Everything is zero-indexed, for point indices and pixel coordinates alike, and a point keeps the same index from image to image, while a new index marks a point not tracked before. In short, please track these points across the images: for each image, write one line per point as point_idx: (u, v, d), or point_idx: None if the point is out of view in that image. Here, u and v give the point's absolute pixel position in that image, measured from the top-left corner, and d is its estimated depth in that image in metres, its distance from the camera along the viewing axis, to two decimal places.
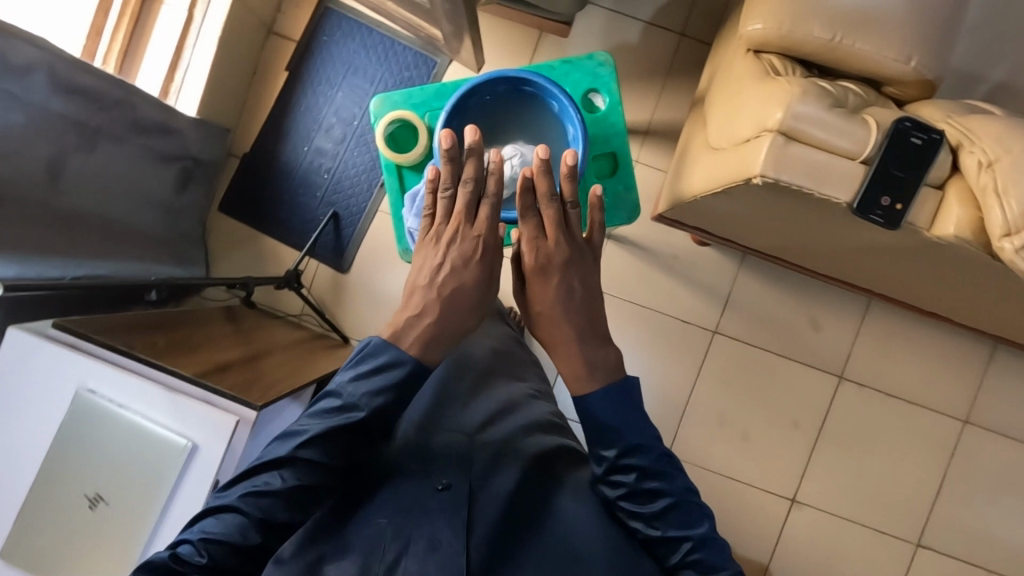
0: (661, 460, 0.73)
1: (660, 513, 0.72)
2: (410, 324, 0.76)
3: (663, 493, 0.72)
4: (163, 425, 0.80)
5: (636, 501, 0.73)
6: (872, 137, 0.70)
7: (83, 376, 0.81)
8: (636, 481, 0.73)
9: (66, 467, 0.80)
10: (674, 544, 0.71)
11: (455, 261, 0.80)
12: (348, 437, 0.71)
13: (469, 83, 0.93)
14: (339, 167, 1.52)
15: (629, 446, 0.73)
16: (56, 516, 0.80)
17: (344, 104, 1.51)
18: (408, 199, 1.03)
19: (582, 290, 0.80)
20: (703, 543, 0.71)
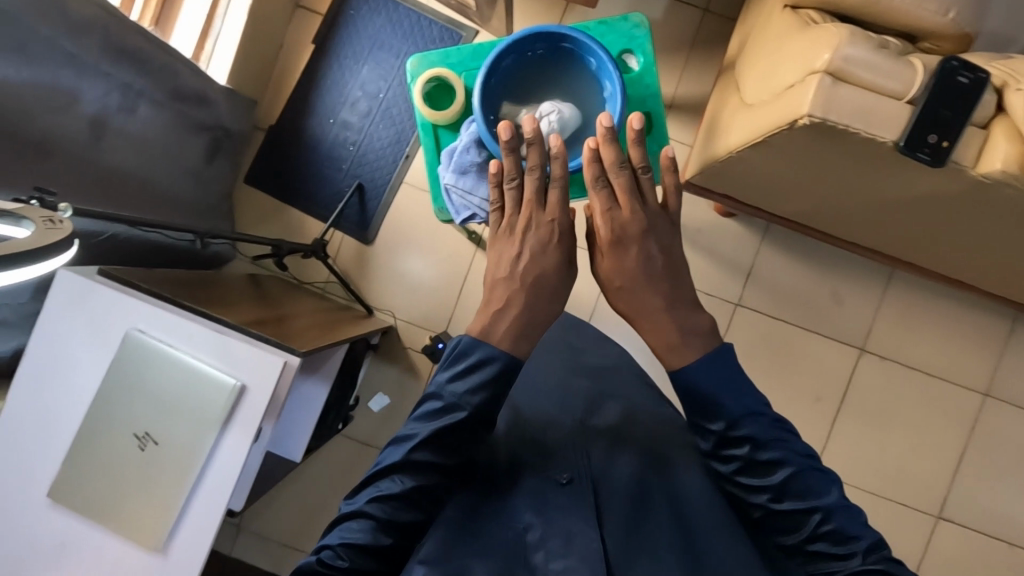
0: (775, 434, 0.75)
1: (784, 486, 0.74)
2: (495, 319, 0.80)
3: (786, 461, 0.74)
4: (211, 366, 0.81)
5: (752, 474, 0.76)
6: (919, 77, 0.72)
7: (133, 318, 0.81)
8: (751, 454, 0.75)
9: (116, 407, 0.80)
10: (804, 516, 0.74)
11: (532, 249, 0.84)
12: (456, 433, 0.77)
13: (510, 38, 0.94)
14: (365, 140, 1.53)
15: (737, 418, 0.76)
16: (108, 456, 0.81)
17: (371, 77, 1.53)
18: (445, 157, 1.04)
19: (661, 257, 0.83)
20: (834, 511, 0.72)
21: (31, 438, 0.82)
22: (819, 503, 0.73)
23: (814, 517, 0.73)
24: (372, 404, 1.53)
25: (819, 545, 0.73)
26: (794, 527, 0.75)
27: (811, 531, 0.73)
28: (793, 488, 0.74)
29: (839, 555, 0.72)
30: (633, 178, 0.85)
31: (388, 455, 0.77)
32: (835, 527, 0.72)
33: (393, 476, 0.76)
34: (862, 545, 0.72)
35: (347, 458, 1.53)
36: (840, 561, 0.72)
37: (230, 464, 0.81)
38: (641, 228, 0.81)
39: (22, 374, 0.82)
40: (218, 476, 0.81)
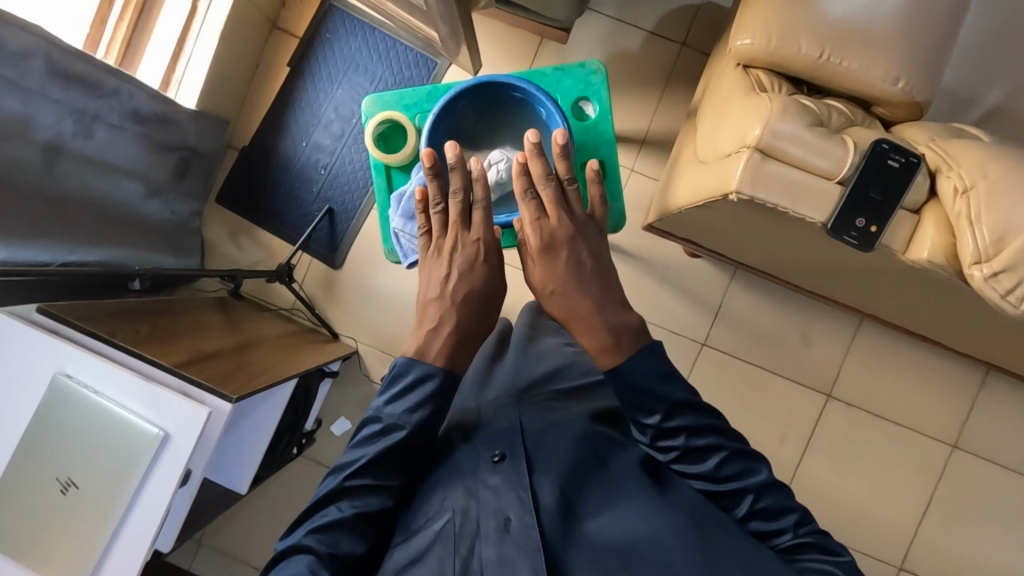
0: (707, 420, 0.75)
1: (720, 470, 0.74)
2: (429, 339, 0.80)
3: (718, 442, 0.74)
4: (137, 411, 0.82)
5: (689, 462, 0.75)
6: (849, 157, 0.70)
7: (62, 361, 0.82)
8: (686, 443, 0.75)
9: (40, 450, 0.81)
10: (738, 496, 0.74)
11: (461, 268, 0.83)
12: (396, 452, 0.77)
13: (457, 86, 0.94)
14: (336, 163, 1.53)
15: (669, 411, 0.75)
16: (30, 498, 0.81)
17: (344, 101, 1.53)
18: (395, 200, 1.04)
19: (590, 259, 0.83)
20: (766, 489, 0.73)
21: None
22: (752, 482, 0.73)
23: (749, 498, 0.73)
24: (333, 428, 1.53)
25: (756, 524, 0.74)
26: (729, 507, 0.75)
27: (746, 510, 0.74)
28: (728, 470, 0.74)
29: (775, 532, 0.73)
30: (560, 188, 0.87)
31: (327, 482, 0.76)
32: (770, 503, 0.73)
33: (332, 505, 0.75)
34: (796, 518, 0.73)
35: (309, 480, 1.52)
36: (775, 538, 0.73)
37: (152, 510, 0.81)
38: (568, 233, 0.82)
39: None
40: (139, 522, 0.81)
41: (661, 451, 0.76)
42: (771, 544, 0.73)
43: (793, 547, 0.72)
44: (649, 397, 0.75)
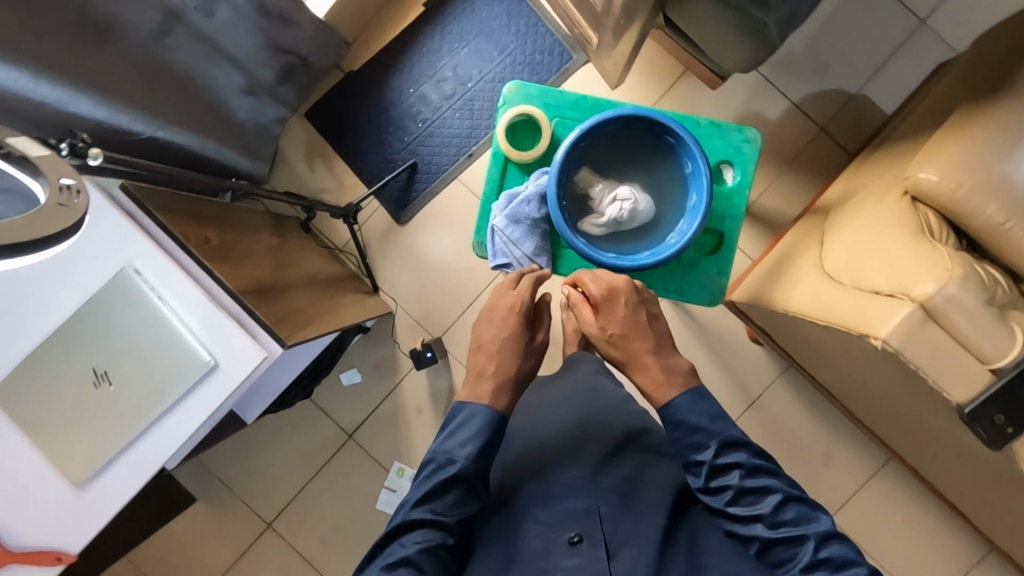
0: (758, 461, 0.74)
1: (777, 514, 0.70)
2: (475, 384, 0.82)
3: (777, 485, 0.72)
4: (193, 331, 0.77)
5: (744, 505, 0.72)
6: (1014, 350, 0.66)
7: (132, 256, 0.77)
8: (739, 480, 0.73)
9: (83, 337, 0.77)
10: (796, 546, 0.69)
11: (510, 321, 0.87)
12: (456, 485, 0.75)
13: (616, 112, 0.88)
14: (436, 121, 1.47)
15: (725, 442, 0.75)
16: (57, 380, 0.77)
17: (466, 61, 1.46)
18: (504, 198, 0.98)
19: (647, 312, 0.86)
20: (826, 541, 0.68)
21: None
22: (811, 529, 0.69)
23: (809, 548, 0.68)
24: (342, 376, 1.53)
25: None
26: (787, 563, 0.69)
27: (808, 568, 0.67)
28: (785, 515, 0.71)
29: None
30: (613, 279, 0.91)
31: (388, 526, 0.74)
32: (833, 551, 0.67)
33: (397, 544, 0.72)
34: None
35: (304, 419, 1.55)
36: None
37: (177, 432, 0.78)
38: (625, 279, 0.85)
39: None
40: (159, 440, 0.79)
41: (713, 492, 0.73)
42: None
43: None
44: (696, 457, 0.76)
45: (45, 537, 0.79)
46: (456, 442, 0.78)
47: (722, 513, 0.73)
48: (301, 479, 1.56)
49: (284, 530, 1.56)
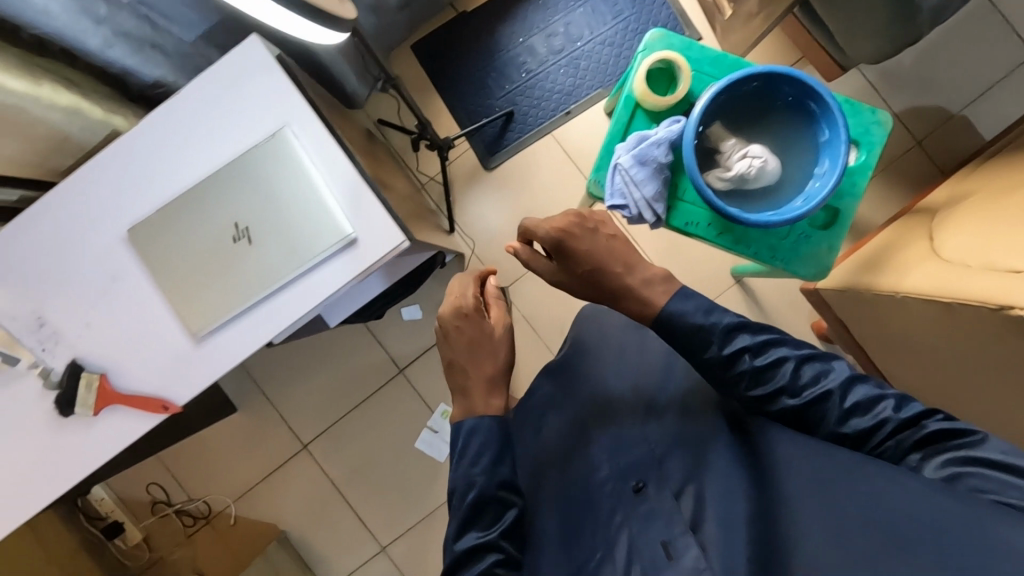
0: (746, 329, 0.74)
1: (800, 378, 0.71)
2: (461, 403, 0.86)
3: (788, 352, 0.72)
4: (335, 203, 0.77)
5: (768, 382, 0.72)
6: None
7: (290, 120, 0.77)
8: (753, 361, 0.73)
9: (230, 191, 0.77)
10: (825, 404, 0.70)
11: (460, 333, 0.89)
12: (487, 510, 0.77)
13: (768, 69, 0.90)
14: (540, 73, 1.47)
15: (729, 325, 0.75)
16: (195, 229, 0.78)
17: (580, 20, 1.47)
18: (633, 139, 0.99)
19: (603, 231, 0.87)
20: (849, 384, 0.69)
21: (133, 177, 0.79)
22: (832, 381, 0.70)
23: (839, 402, 0.68)
24: (403, 311, 1.53)
25: (857, 421, 0.67)
26: (823, 420, 0.70)
27: (848, 415, 0.68)
28: (804, 378, 0.71)
29: (893, 427, 0.66)
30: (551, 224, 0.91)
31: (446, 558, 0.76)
32: (857, 394, 0.68)
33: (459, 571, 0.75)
34: (905, 411, 0.66)
35: (356, 347, 1.55)
36: (903, 435, 0.65)
37: (303, 301, 0.78)
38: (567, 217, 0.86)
39: (160, 114, 0.79)
40: (284, 307, 0.79)
41: (738, 381, 0.73)
42: (904, 444, 0.65)
43: (935, 444, 0.64)
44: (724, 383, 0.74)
45: (155, 385, 0.80)
46: (468, 467, 0.79)
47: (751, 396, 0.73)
48: (344, 406, 1.56)
49: (319, 454, 1.56)
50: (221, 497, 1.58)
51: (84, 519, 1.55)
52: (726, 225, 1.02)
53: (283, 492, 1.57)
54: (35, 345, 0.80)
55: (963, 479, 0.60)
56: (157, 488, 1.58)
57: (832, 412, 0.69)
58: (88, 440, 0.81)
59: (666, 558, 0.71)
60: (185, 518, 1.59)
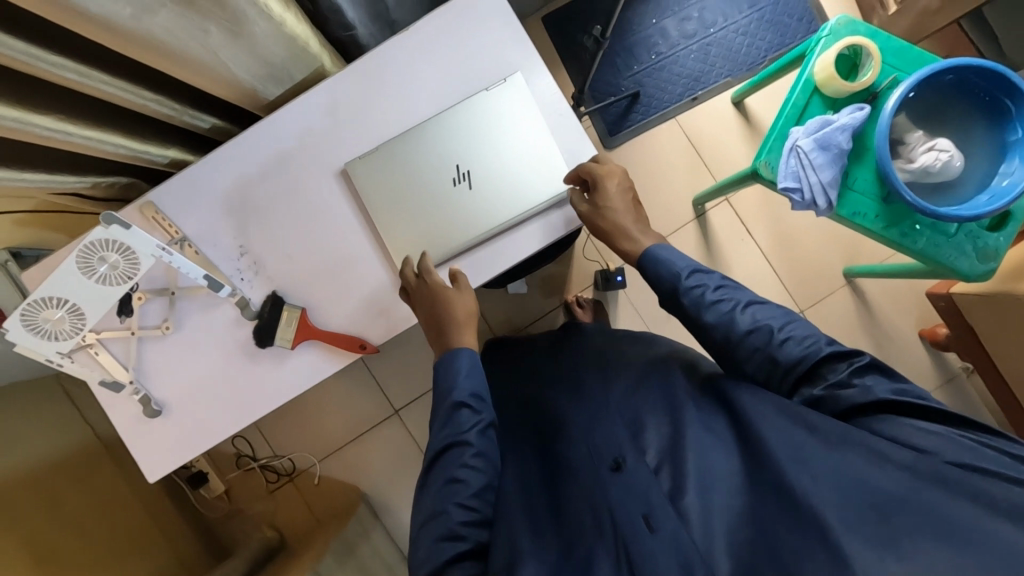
0: (707, 270, 0.74)
1: (746, 313, 0.69)
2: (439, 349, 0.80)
3: (739, 295, 0.71)
4: (560, 154, 0.76)
5: (715, 311, 0.70)
6: None
7: (519, 67, 0.76)
8: (708, 293, 0.71)
9: (454, 132, 0.76)
10: (763, 338, 0.66)
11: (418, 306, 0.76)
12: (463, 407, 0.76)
13: (970, 62, 0.89)
14: (670, 57, 1.46)
15: (691, 269, 0.74)
16: (412, 169, 0.77)
17: (714, 7, 1.46)
18: (813, 124, 0.98)
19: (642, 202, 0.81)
20: (790, 324, 0.67)
21: (348, 110, 0.78)
22: (778, 320, 0.67)
23: (776, 331, 0.65)
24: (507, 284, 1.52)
25: (791, 352, 0.64)
26: (756, 351, 0.66)
27: (781, 348, 0.65)
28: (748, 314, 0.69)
29: (817, 368, 0.63)
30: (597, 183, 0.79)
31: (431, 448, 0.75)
32: (800, 329, 0.66)
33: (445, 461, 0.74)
34: (835, 354, 0.63)
35: None
36: (833, 383, 0.62)
37: (514, 249, 0.78)
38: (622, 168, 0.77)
39: (383, 47, 0.77)
40: (495, 256, 0.78)
41: (692, 308, 0.71)
42: (830, 389, 0.62)
43: (870, 404, 0.59)
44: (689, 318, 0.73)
45: (353, 323, 0.79)
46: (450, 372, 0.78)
47: (700, 327, 0.71)
48: None
49: (409, 420, 1.55)
50: (306, 456, 1.57)
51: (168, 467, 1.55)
52: (894, 217, 1.01)
53: (369, 456, 1.56)
54: (234, 273, 0.79)
55: (901, 436, 0.56)
56: (242, 441, 1.57)
57: (764, 343, 0.66)
58: (279, 372, 0.80)
59: (646, 528, 0.63)
60: (269, 475, 1.58)
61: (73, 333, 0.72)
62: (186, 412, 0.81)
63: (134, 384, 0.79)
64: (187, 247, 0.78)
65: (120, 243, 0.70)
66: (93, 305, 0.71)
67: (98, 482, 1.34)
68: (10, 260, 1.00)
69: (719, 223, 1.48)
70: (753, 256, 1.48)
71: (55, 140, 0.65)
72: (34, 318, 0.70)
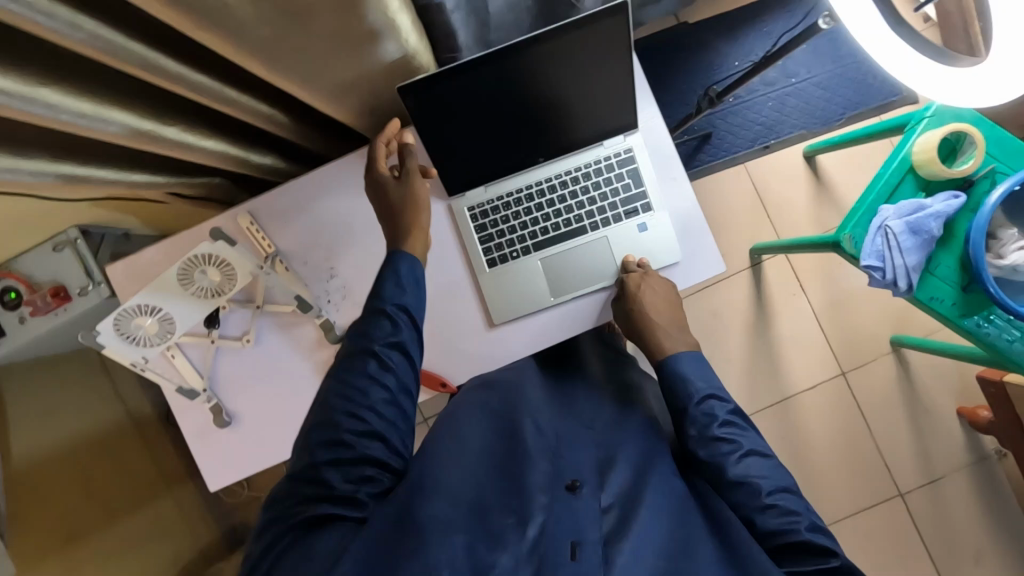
0: (718, 398, 0.73)
1: (741, 463, 0.68)
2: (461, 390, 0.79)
3: (741, 439, 0.70)
4: (662, 173, 0.75)
5: (711, 447, 0.70)
6: None
7: (641, 129, 0.75)
8: (711, 427, 0.71)
9: (566, 182, 0.76)
10: (747, 489, 0.66)
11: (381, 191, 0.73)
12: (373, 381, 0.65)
13: None
14: (746, 102, 1.45)
15: (702, 395, 0.73)
16: (513, 212, 0.77)
17: (799, 57, 1.44)
18: (906, 206, 0.98)
19: None
20: (779, 493, 0.65)
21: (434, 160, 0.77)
22: (766, 482, 0.66)
23: (762, 495, 0.65)
24: None
25: (769, 515, 0.64)
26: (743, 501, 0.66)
27: (762, 514, 0.64)
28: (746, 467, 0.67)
29: (794, 547, 0.62)
30: None
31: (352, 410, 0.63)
32: (786, 500, 0.64)
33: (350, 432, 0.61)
34: (810, 546, 0.61)
35: None
36: (800, 569, 0.61)
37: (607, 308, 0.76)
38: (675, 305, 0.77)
39: None
40: (587, 313, 0.76)
41: (697, 421, 0.72)
42: None
43: None
44: (702, 433, 0.71)
45: (435, 360, 0.78)
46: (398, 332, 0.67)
47: (700, 448, 0.71)
48: None
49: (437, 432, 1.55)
50: None
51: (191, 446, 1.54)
52: (969, 305, 0.99)
53: None
54: (322, 294, 0.79)
55: None
56: None
57: (748, 500, 0.65)
58: None
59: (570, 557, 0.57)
60: None
61: (161, 341, 0.71)
62: (254, 428, 0.80)
63: (208, 392, 0.78)
64: (279, 263, 0.77)
65: (220, 258, 0.71)
66: (184, 314, 0.71)
67: (124, 461, 1.34)
68: (81, 239, 0.99)
69: (774, 275, 1.48)
70: (803, 312, 1.48)
71: (174, 150, 0.64)
72: (126, 324, 0.69)
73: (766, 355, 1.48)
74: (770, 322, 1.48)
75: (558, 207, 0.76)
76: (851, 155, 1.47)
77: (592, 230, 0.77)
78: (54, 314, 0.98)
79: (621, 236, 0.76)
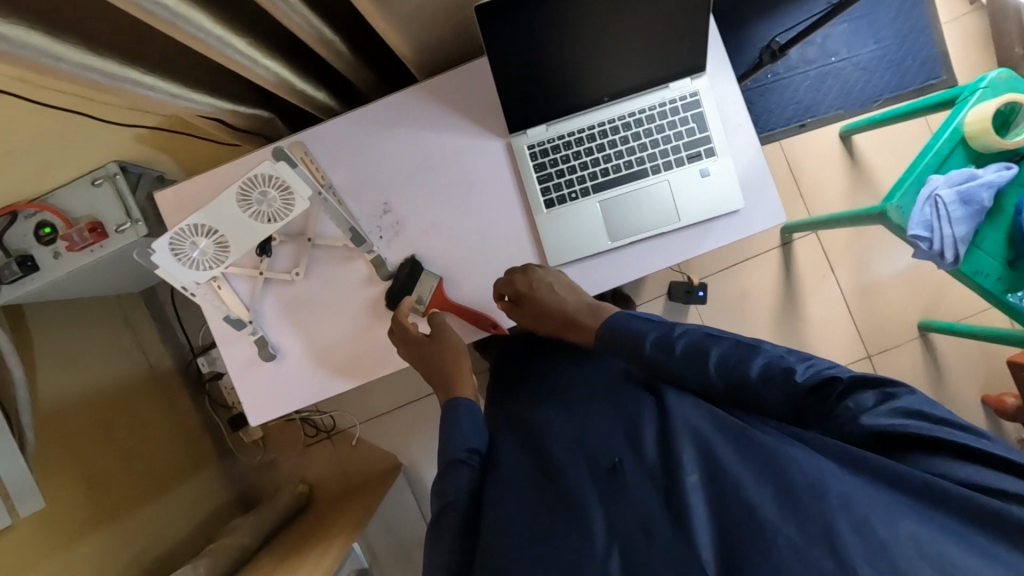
0: (664, 320, 0.71)
1: (716, 355, 0.65)
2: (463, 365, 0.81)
3: (710, 342, 0.67)
4: (726, 117, 0.74)
5: (687, 360, 0.66)
6: None
7: (707, 74, 0.75)
8: (672, 348, 0.67)
9: (630, 124, 0.75)
10: (747, 383, 0.62)
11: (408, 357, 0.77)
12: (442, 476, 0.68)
13: None
14: (784, 79, 1.42)
15: (649, 322, 0.71)
16: (572, 153, 0.76)
17: (840, 36, 1.41)
18: (957, 176, 0.97)
19: None
20: (768, 360, 0.63)
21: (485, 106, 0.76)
22: (751, 362, 0.63)
23: (754, 367, 0.62)
24: None
25: (768, 386, 0.61)
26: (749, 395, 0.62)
27: (761, 386, 0.61)
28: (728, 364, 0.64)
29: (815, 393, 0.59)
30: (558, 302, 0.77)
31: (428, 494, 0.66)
32: (774, 360, 0.62)
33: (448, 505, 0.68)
34: (826, 385, 0.58)
35: None
36: (841, 412, 0.57)
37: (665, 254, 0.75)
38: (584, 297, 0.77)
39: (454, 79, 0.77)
40: (645, 256, 0.75)
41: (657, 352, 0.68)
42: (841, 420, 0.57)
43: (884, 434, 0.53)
44: (666, 355, 0.68)
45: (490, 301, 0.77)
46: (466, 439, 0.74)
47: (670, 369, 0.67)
48: None
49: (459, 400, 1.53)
50: (348, 416, 1.55)
51: (210, 404, 1.52)
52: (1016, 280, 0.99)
53: (413, 426, 1.54)
54: (374, 230, 0.78)
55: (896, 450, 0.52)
56: None
57: (750, 386, 0.62)
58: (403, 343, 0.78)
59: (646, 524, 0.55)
60: (308, 428, 1.56)
61: (214, 263, 0.70)
62: (299, 365, 0.79)
63: (253, 324, 0.77)
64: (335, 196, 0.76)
65: (281, 180, 0.68)
66: (239, 238, 0.69)
67: (146, 413, 1.33)
68: (120, 174, 0.97)
69: (803, 255, 1.47)
70: (831, 293, 1.47)
71: (240, 66, 0.63)
72: (182, 244, 0.68)
73: (793, 336, 1.47)
74: (798, 302, 1.47)
75: (619, 149, 0.75)
76: (887, 137, 1.46)
77: (652, 173, 0.76)
78: (91, 249, 0.97)
79: (683, 180, 0.74)
